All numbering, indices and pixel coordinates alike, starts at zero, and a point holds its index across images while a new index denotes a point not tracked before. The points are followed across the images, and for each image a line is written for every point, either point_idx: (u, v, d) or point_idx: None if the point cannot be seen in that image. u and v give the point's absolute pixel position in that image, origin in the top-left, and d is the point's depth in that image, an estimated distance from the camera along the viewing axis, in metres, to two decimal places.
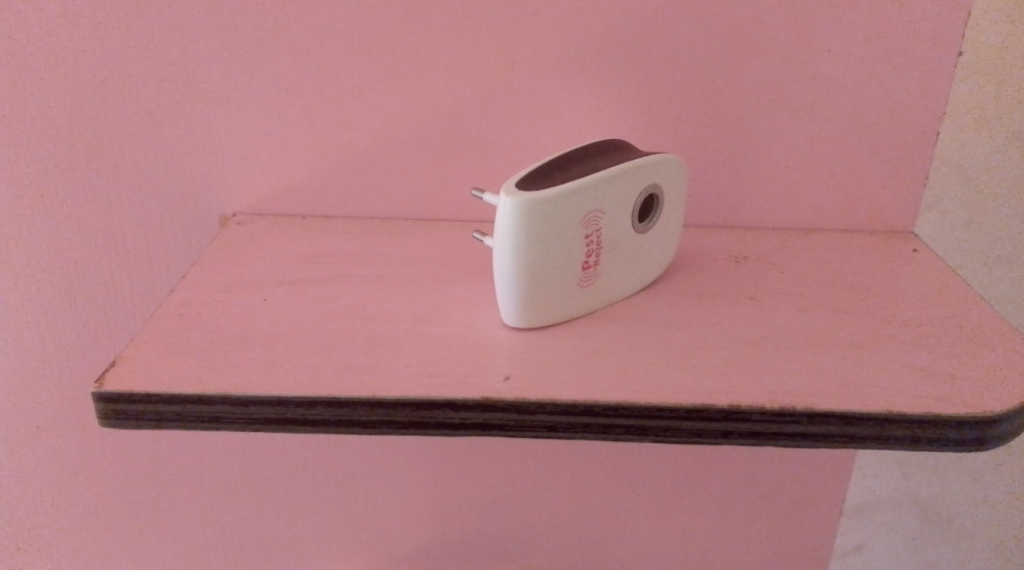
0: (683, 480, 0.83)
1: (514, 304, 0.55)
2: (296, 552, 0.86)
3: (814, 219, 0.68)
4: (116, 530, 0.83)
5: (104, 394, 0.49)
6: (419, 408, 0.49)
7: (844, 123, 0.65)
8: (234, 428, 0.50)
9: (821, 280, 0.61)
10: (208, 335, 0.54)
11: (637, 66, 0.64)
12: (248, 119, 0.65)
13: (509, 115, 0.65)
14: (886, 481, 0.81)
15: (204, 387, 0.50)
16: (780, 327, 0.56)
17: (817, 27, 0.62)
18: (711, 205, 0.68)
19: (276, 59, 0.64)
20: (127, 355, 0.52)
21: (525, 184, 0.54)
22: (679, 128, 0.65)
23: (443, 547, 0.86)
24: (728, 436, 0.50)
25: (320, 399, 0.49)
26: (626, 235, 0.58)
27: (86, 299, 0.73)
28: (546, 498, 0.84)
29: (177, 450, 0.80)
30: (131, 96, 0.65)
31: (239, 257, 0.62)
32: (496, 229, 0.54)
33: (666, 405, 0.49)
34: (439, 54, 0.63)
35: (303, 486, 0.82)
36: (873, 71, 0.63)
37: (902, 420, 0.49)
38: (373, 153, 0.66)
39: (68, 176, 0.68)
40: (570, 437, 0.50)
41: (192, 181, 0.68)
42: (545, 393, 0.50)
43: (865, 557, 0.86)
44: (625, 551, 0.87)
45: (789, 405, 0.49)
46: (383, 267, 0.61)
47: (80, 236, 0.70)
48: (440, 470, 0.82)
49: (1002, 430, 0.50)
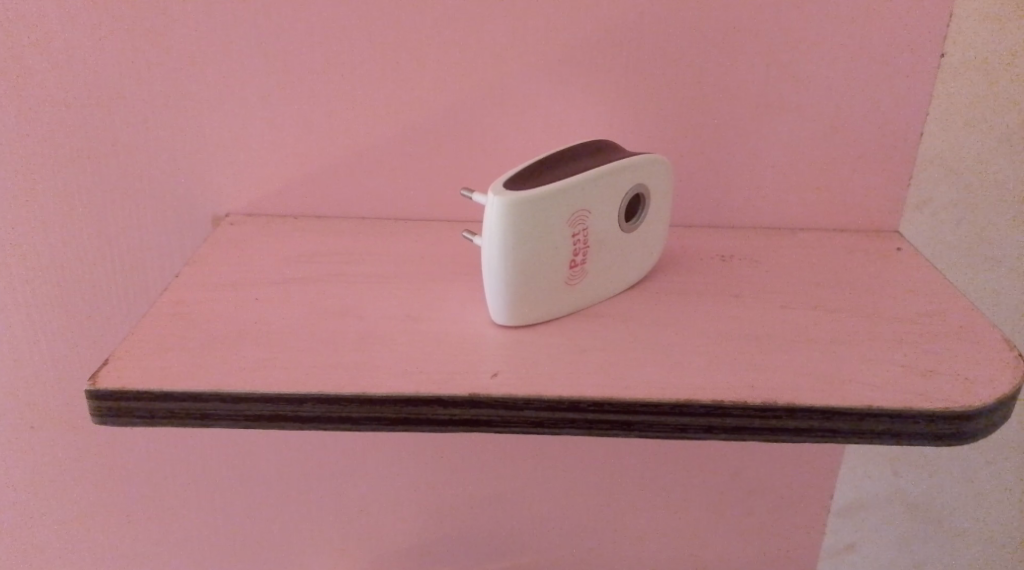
0: (673, 477, 0.84)
1: (503, 303, 0.55)
2: (290, 551, 0.87)
3: (798, 218, 0.69)
4: (112, 528, 0.84)
5: (97, 391, 0.50)
6: (408, 405, 0.50)
7: (829, 123, 0.66)
8: (226, 425, 0.51)
9: (805, 278, 0.62)
10: (200, 334, 0.54)
11: (624, 68, 0.65)
12: (240, 121, 0.66)
13: (498, 116, 0.66)
14: (874, 479, 0.82)
15: (196, 384, 0.50)
16: (764, 325, 0.57)
17: (802, 28, 0.63)
18: (698, 204, 0.69)
19: (269, 62, 0.65)
20: (120, 353, 0.53)
21: (513, 184, 0.55)
22: (665, 128, 0.66)
23: (436, 544, 0.87)
24: (710, 431, 0.51)
25: (310, 396, 0.50)
26: (613, 235, 0.58)
27: (81, 299, 0.73)
28: (537, 495, 0.84)
29: (170, 449, 0.80)
30: (124, 98, 0.66)
31: (231, 257, 0.63)
32: (484, 229, 0.54)
33: (649, 401, 0.50)
34: (429, 57, 0.64)
35: (296, 484, 0.83)
36: (857, 71, 0.64)
37: (880, 415, 0.50)
38: (364, 154, 0.67)
39: (62, 177, 0.69)
40: (556, 432, 0.51)
41: (186, 182, 0.68)
42: (532, 389, 0.50)
43: (855, 555, 0.86)
44: (616, 548, 0.88)
45: (771, 401, 0.50)
46: (374, 267, 0.62)
47: (74, 236, 0.71)
48: (431, 467, 0.83)
49: (979, 424, 0.50)
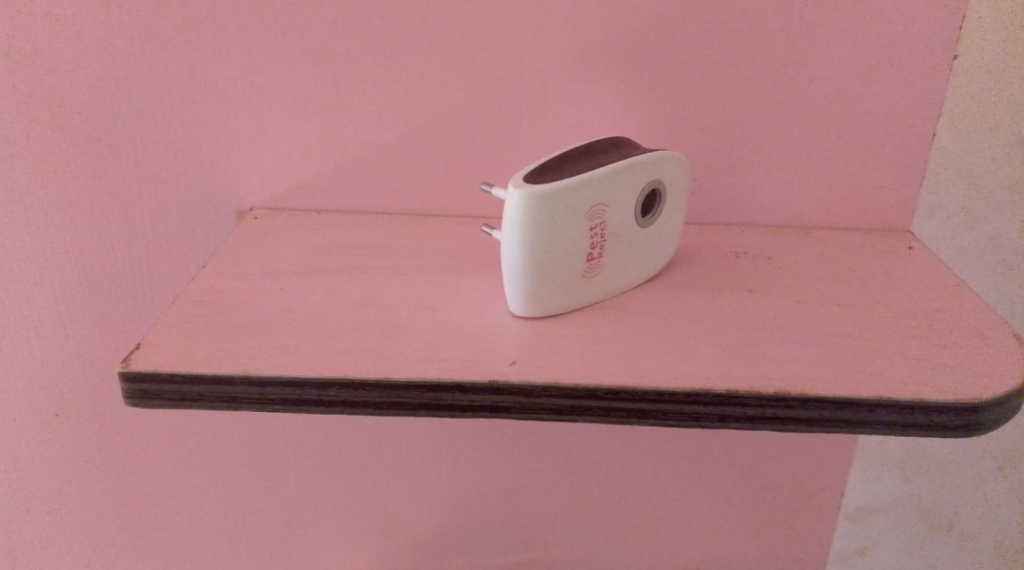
0: (684, 472, 0.84)
1: (522, 295, 0.57)
2: (308, 541, 0.89)
3: (811, 217, 0.70)
4: (133, 515, 0.86)
5: (130, 373, 0.51)
6: (431, 390, 0.51)
7: (842, 124, 0.67)
8: (254, 408, 0.52)
9: (819, 274, 0.63)
10: (228, 321, 0.56)
11: (640, 68, 0.66)
12: (266, 117, 0.68)
13: (516, 114, 0.67)
14: (886, 480, 0.83)
15: (224, 368, 0.52)
16: (776, 319, 0.58)
17: (817, 29, 0.64)
18: (712, 202, 0.70)
19: (295, 60, 0.66)
20: (152, 337, 0.54)
21: (532, 178, 0.56)
22: (680, 128, 0.68)
23: (450, 537, 0.88)
24: (722, 420, 0.52)
25: (335, 381, 0.51)
26: (629, 229, 0.60)
27: (107, 289, 0.75)
28: (551, 488, 0.85)
29: (191, 438, 0.82)
30: (155, 93, 0.68)
31: (256, 249, 0.65)
32: (505, 222, 0.56)
33: (663, 389, 0.51)
34: (450, 55, 0.66)
35: (314, 474, 0.85)
36: (872, 71, 0.65)
37: (888, 406, 0.51)
38: (386, 150, 0.69)
39: (92, 170, 0.71)
40: (572, 419, 0.52)
41: (211, 176, 0.70)
42: (549, 377, 0.52)
43: (866, 555, 0.87)
44: (628, 543, 0.89)
45: (783, 390, 0.51)
46: (396, 259, 0.64)
47: (103, 229, 0.73)
48: (447, 459, 0.84)
49: (987, 416, 0.51)
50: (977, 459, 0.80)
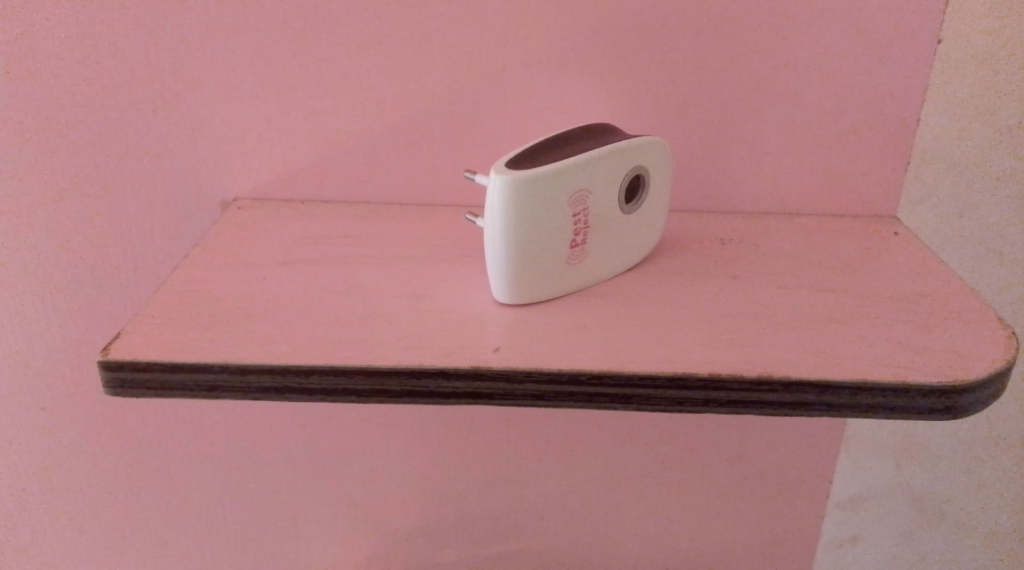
0: (673, 459, 0.84)
1: (506, 283, 0.57)
2: (297, 533, 0.89)
3: (797, 203, 0.70)
4: (120, 507, 0.86)
5: (111, 362, 0.51)
6: (414, 376, 0.51)
7: (827, 109, 0.67)
8: (236, 396, 0.52)
9: (804, 260, 0.63)
10: (210, 309, 0.56)
11: (624, 54, 0.66)
12: (249, 107, 0.68)
13: (500, 102, 0.67)
14: (875, 467, 0.83)
15: (205, 357, 0.52)
16: (761, 304, 0.58)
17: (801, 14, 0.64)
18: (698, 189, 0.70)
19: (279, 48, 0.66)
20: (133, 327, 0.54)
21: (515, 163, 0.56)
22: (664, 115, 0.68)
23: (440, 527, 0.88)
24: (705, 404, 0.52)
25: (318, 368, 0.51)
26: (613, 216, 0.59)
27: (91, 281, 0.75)
28: (540, 476, 0.85)
29: (178, 430, 0.82)
30: (137, 82, 0.67)
31: (238, 239, 0.64)
32: (488, 209, 0.56)
33: (647, 374, 0.51)
34: (434, 43, 0.66)
35: (302, 464, 0.84)
36: (857, 55, 0.65)
37: (869, 389, 0.51)
38: (370, 139, 0.69)
39: (75, 161, 0.70)
40: (556, 405, 0.52)
41: (194, 166, 0.70)
42: (533, 362, 0.52)
43: (857, 544, 0.88)
44: (618, 531, 0.89)
45: (767, 374, 0.51)
46: (380, 248, 0.63)
47: (86, 220, 0.73)
48: (435, 448, 0.84)
49: (971, 398, 0.51)
50: (963, 445, 0.80)
